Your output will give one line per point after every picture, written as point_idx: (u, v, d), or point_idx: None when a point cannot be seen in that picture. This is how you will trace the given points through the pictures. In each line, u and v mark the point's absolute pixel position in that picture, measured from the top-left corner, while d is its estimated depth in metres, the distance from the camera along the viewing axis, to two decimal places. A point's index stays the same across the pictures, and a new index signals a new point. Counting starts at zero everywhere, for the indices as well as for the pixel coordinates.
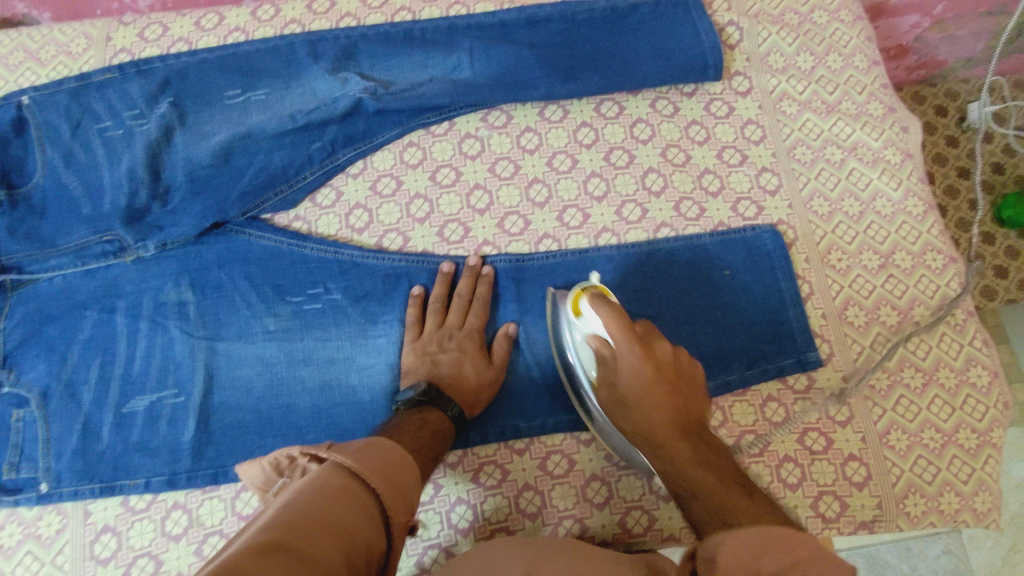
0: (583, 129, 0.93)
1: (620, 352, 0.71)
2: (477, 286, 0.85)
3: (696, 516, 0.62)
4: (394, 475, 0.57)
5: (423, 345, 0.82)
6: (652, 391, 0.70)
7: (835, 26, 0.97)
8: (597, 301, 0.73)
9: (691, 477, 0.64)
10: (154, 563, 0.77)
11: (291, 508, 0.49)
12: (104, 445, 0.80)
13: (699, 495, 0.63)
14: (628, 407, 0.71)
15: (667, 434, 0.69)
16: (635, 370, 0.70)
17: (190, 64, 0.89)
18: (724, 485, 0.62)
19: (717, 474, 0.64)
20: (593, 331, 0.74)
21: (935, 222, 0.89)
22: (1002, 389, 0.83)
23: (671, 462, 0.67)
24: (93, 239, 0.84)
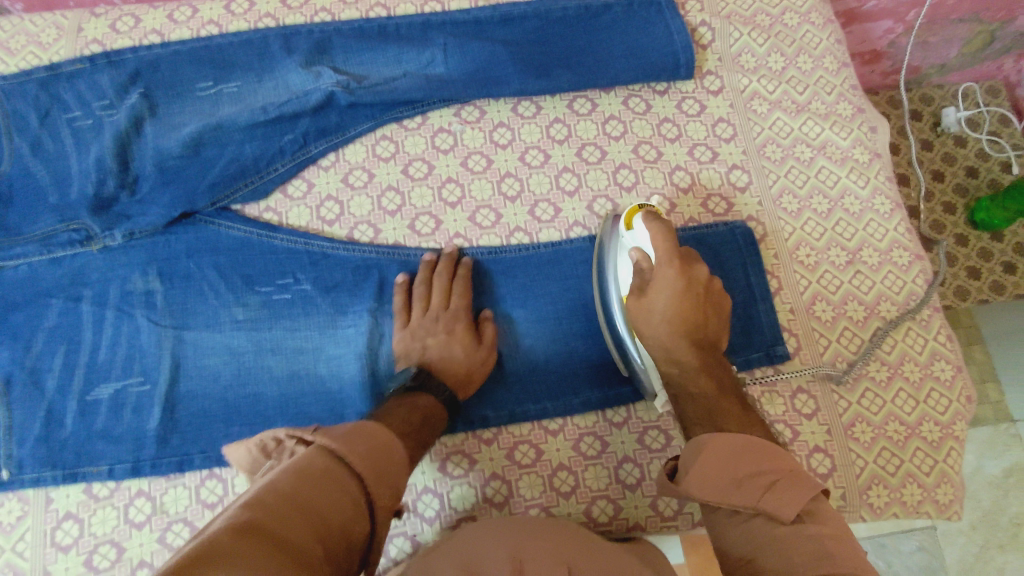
0: (555, 125, 0.94)
1: (662, 266, 0.72)
2: (459, 268, 0.84)
3: (689, 415, 0.69)
4: (380, 461, 0.57)
5: (412, 330, 0.80)
6: (684, 307, 0.71)
7: (805, 29, 0.99)
8: (652, 219, 0.73)
9: (695, 385, 0.70)
10: (115, 552, 0.76)
11: (272, 492, 0.49)
12: (66, 433, 0.79)
13: (694, 400, 0.69)
14: (652, 318, 0.72)
15: (685, 348, 0.71)
16: (672, 285, 0.71)
17: (162, 56, 0.89)
18: (723, 395, 0.68)
19: (719, 384, 0.70)
20: (639, 245, 0.74)
21: (901, 220, 0.91)
22: (965, 383, 0.84)
23: (681, 373, 0.71)
24: (60, 228, 0.83)
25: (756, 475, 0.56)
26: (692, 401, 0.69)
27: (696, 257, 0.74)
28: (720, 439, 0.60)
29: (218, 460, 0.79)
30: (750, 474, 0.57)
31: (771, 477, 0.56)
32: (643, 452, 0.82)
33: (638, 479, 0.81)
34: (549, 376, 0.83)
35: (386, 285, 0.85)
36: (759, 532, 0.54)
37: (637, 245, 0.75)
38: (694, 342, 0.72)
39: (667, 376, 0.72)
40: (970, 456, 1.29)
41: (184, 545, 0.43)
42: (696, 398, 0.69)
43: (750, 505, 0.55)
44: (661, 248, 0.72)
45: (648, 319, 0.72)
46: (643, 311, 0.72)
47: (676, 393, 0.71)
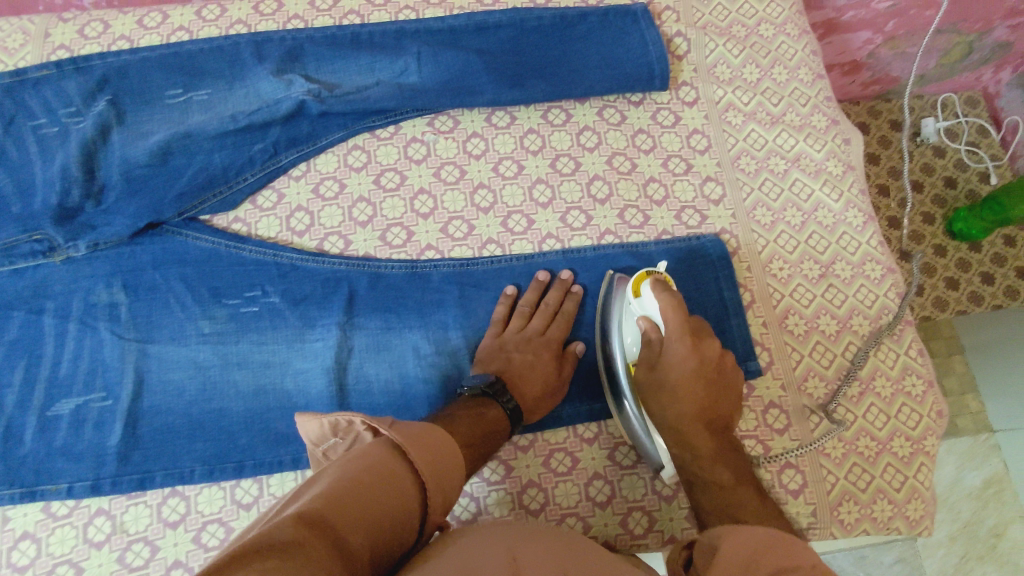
0: (529, 135, 0.93)
1: (673, 342, 0.73)
2: (566, 301, 0.84)
3: (703, 504, 0.69)
4: (442, 474, 0.58)
5: (502, 341, 0.81)
6: (694, 386, 0.72)
7: (780, 40, 0.99)
8: (660, 290, 0.74)
9: (708, 471, 0.70)
10: (74, 572, 0.75)
11: (343, 484, 0.51)
12: (26, 450, 0.77)
13: (709, 489, 0.69)
14: (663, 393, 0.74)
15: (696, 428, 0.72)
16: (682, 362, 0.72)
17: (131, 62, 0.87)
18: (738, 486, 0.68)
19: (735, 474, 0.69)
20: (648, 315, 0.75)
21: (875, 233, 0.91)
22: (936, 398, 0.84)
23: (693, 457, 0.71)
24: (22, 238, 0.81)
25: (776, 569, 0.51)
26: (706, 490, 0.69)
27: (708, 330, 0.75)
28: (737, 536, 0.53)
29: (181, 477, 0.77)
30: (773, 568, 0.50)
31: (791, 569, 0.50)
32: (614, 469, 0.81)
33: (608, 496, 0.80)
34: None
35: (356, 298, 0.84)
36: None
37: (648, 315, 0.75)
38: (707, 422, 0.72)
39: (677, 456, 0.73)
40: (950, 468, 1.30)
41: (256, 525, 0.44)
42: (712, 487, 0.69)
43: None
44: (671, 325, 0.72)
45: (659, 394, 0.74)
46: (655, 385, 0.74)
47: (689, 479, 0.71)
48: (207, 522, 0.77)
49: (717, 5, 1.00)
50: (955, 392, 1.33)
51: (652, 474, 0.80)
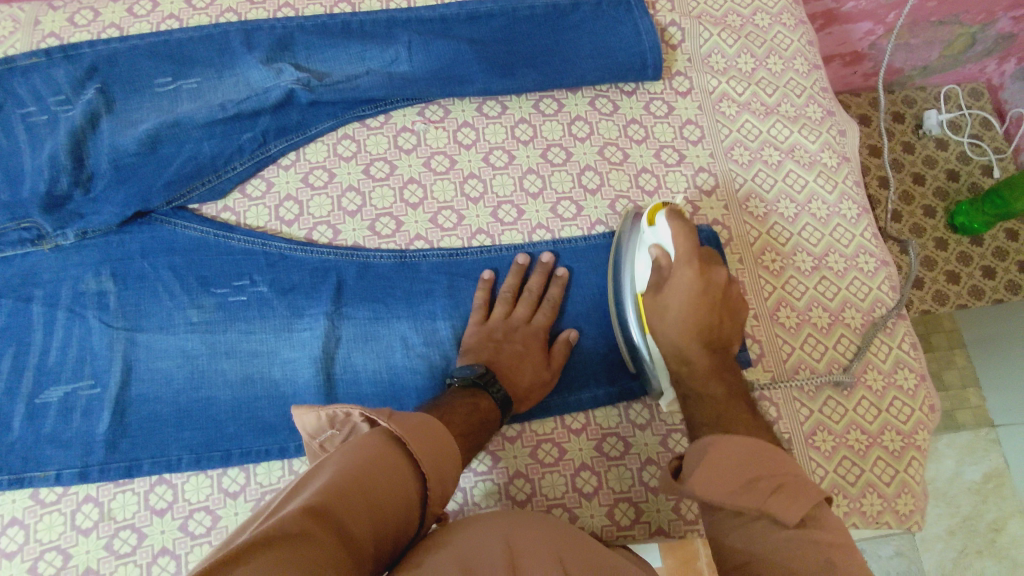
0: (521, 125, 0.93)
1: (679, 265, 0.70)
2: (550, 287, 0.84)
3: (697, 417, 0.66)
4: (441, 463, 0.58)
5: (489, 329, 0.81)
6: (697, 309, 0.69)
7: (776, 30, 0.97)
8: (671, 217, 0.72)
9: (703, 384, 0.68)
10: (62, 558, 0.75)
11: (343, 475, 0.51)
12: (14, 437, 0.78)
13: (702, 399, 0.67)
14: (666, 314, 0.71)
15: (695, 349, 0.69)
16: (687, 285, 0.69)
17: (120, 51, 0.86)
18: (732, 399, 0.66)
19: (728, 388, 0.67)
20: (659, 243, 0.74)
21: (869, 226, 0.90)
22: (928, 392, 0.84)
23: (689, 372, 0.69)
24: (10, 226, 0.82)
25: (762, 479, 0.53)
26: (699, 398, 0.67)
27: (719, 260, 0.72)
28: (725, 443, 0.56)
29: (167, 465, 0.77)
30: (759, 475, 0.53)
31: (777, 480, 0.53)
32: (601, 460, 0.80)
33: (595, 487, 0.79)
34: None
35: (344, 287, 0.83)
36: (762, 537, 0.50)
37: (659, 242, 0.74)
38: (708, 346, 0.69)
39: (674, 372, 0.71)
40: (949, 461, 1.29)
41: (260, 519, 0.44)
42: (701, 397, 0.67)
43: (756, 508, 0.51)
44: (679, 250, 0.70)
45: (662, 315, 0.71)
46: (659, 307, 0.72)
47: (684, 393, 0.69)
48: (193, 510, 0.77)
49: None
50: (955, 386, 1.32)
51: (639, 465, 0.80)
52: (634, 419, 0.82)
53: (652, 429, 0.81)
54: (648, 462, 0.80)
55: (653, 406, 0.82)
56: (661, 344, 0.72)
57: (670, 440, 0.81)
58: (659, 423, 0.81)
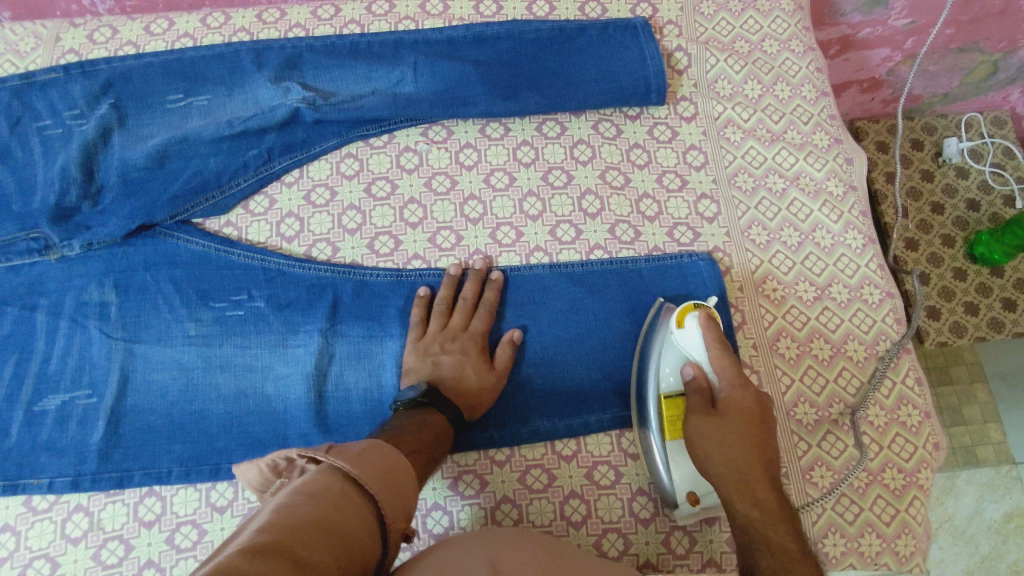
0: (523, 147, 0.93)
1: (729, 382, 0.72)
2: (485, 291, 0.84)
3: (762, 568, 0.60)
4: (390, 480, 0.59)
5: (426, 345, 0.81)
6: (750, 430, 0.70)
7: (784, 56, 0.97)
8: (710, 325, 0.74)
9: (775, 533, 0.62)
10: (50, 566, 0.76)
11: (288, 510, 0.50)
12: (11, 443, 0.79)
13: (773, 552, 0.60)
14: (719, 438, 0.70)
15: (757, 481, 0.67)
16: (742, 406, 0.71)
17: (135, 68, 0.88)
18: (806, 559, 0.59)
19: (800, 539, 0.62)
20: (693, 350, 0.75)
21: (874, 256, 0.88)
22: (933, 429, 0.81)
23: (762, 512, 0.64)
24: (20, 236, 0.84)
25: None
26: (766, 557, 0.60)
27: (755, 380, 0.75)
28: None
29: (158, 477, 0.78)
30: None
31: None
32: (591, 488, 0.79)
33: (583, 516, 0.78)
34: (499, 406, 0.81)
35: (339, 305, 0.84)
36: None
37: (697, 360, 0.75)
38: (768, 472, 0.68)
39: (740, 511, 0.65)
40: (969, 499, 1.23)
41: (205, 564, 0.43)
42: (770, 550, 0.61)
43: None
44: (726, 363, 0.72)
45: (711, 434, 0.70)
46: (710, 428, 0.71)
47: (748, 542, 0.63)
48: (181, 523, 0.77)
49: (721, 20, 0.98)
50: (976, 422, 1.27)
51: (629, 496, 0.79)
52: (626, 448, 0.81)
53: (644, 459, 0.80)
54: (638, 492, 0.79)
55: None
56: (715, 470, 0.69)
57: None
58: None
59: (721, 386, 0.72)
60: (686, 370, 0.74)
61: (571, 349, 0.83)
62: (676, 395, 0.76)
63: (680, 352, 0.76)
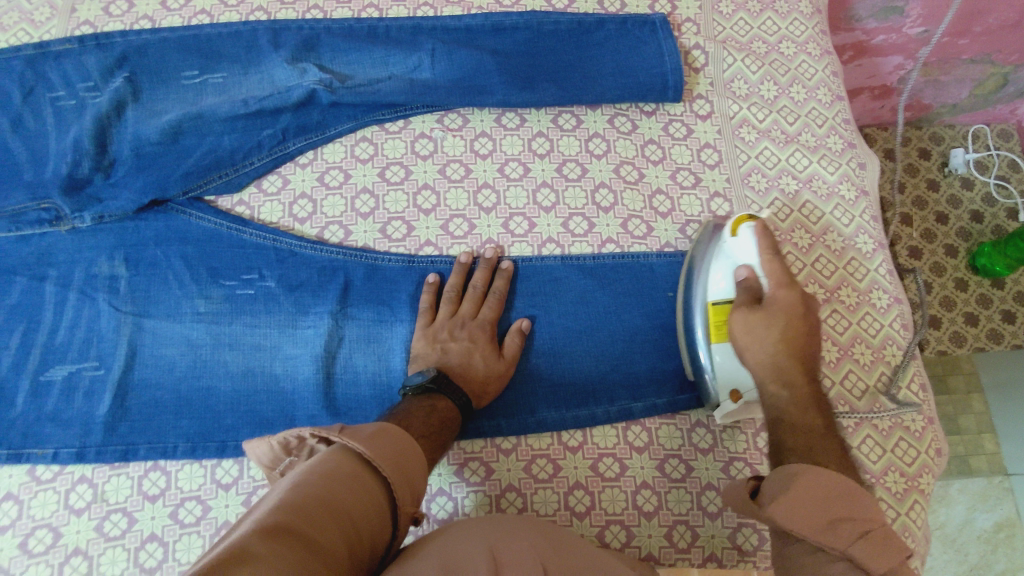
0: (538, 138, 0.93)
1: (777, 284, 0.71)
2: (494, 280, 0.84)
3: (787, 442, 0.62)
4: (402, 462, 0.59)
5: (435, 331, 0.81)
6: (795, 325, 0.68)
7: (801, 59, 0.97)
8: (764, 233, 0.74)
9: (802, 412, 0.64)
10: (52, 536, 0.76)
11: (299, 489, 0.50)
12: (16, 413, 0.79)
13: (797, 429, 0.63)
14: (760, 331, 0.69)
15: (792, 370, 0.67)
16: (789, 303, 0.69)
17: (151, 42, 0.88)
18: (829, 436, 0.62)
19: (826, 419, 0.64)
20: (746, 256, 0.75)
21: (883, 261, 0.88)
22: (936, 435, 0.82)
23: (792, 396, 0.66)
24: (30, 206, 0.83)
25: (849, 522, 0.53)
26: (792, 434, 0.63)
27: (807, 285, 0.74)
28: (812, 473, 0.55)
29: (163, 452, 0.78)
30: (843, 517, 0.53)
31: (864, 528, 0.52)
32: (596, 480, 0.79)
33: (587, 507, 0.78)
34: (507, 395, 0.82)
35: (350, 288, 0.84)
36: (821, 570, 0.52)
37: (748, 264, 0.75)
38: (806, 364, 0.68)
39: (772, 394, 0.67)
40: (960, 507, 1.25)
41: (215, 545, 0.43)
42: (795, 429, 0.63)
43: (839, 551, 0.51)
44: (776, 266, 0.72)
45: (753, 327, 0.69)
46: (754, 321, 0.69)
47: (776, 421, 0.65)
48: (185, 499, 0.77)
49: (739, 21, 0.99)
50: (970, 431, 1.28)
51: (634, 488, 0.79)
52: (632, 441, 0.81)
53: (649, 453, 0.80)
54: (643, 485, 0.79)
55: (652, 428, 0.81)
56: (753, 363, 0.69)
57: (666, 465, 0.80)
58: (657, 447, 0.81)
59: (769, 288, 0.71)
60: (739, 272, 0.74)
61: (581, 341, 0.83)
62: (725, 302, 0.76)
63: (732, 261, 0.77)
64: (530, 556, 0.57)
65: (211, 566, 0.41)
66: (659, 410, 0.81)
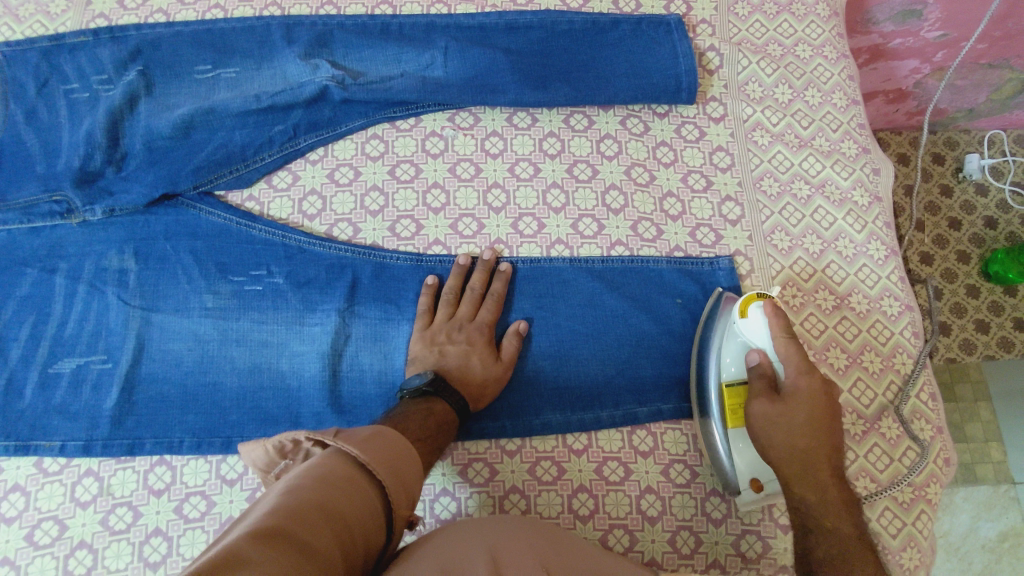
0: (549, 139, 0.92)
1: (795, 371, 0.70)
2: (493, 281, 0.84)
3: (820, 556, 0.61)
4: (397, 465, 0.59)
5: (432, 334, 0.81)
6: (818, 417, 0.68)
7: (817, 62, 0.96)
8: (775, 313, 0.72)
9: (833, 519, 0.63)
10: (58, 528, 0.76)
11: (293, 494, 0.50)
12: (24, 404, 0.80)
13: (829, 538, 0.62)
14: (784, 424, 0.68)
15: (819, 466, 0.66)
16: (810, 395, 0.68)
17: (164, 36, 0.88)
18: (863, 546, 0.61)
19: (859, 528, 0.62)
20: (758, 339, 0.74)
21: (896, 268, 0.87)
22: (944, 445, 0.81)
23: (822, 501, 0.64)
24: (43, 198, 0.84)
25: None
26: (824, 545, 0.62)
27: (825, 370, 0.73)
28: None
29: (170, 447, 0.79)
30: None
31: None
32: (600, 483, 0.79)
33: (591, 510, 0.78)
34: (512, 396, 0.82)
35: (358, 286, 0.84)
36: None
37: (761, 349, 0.74)
38: (831, 461, 0.67)
39: (797, 493, 0.66)
40: (965, 516, 1.23)
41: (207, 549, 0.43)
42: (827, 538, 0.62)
43: None
44: (792, 351, 0.70)
45: (773, 420, 0.69)
46: (774, 413, 0.69)
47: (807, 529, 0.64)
48: (189, 494, 0.78)
49: (755, 22, 0.98)
50: (977, 439, 1.26)
51: (638, 493, 0.79)
52: (637, 446, 0.80)
53: (654, 457, 0.80)
54: (647, 490, 0.79)
55: (657, 433, 0.81)
56: (776, 457, 0.68)
57: (671, 470, 0.80)
58: (662, 452, 0.80)
59: (787, 375, 0.70)
60: (752, 356, 0.74)
61: (587, 345, 0.83)
62: (738, 383, 0.76)
63: (744, 342, 0.75)
64: (532, 556, 0.58)
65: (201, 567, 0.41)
66: (663, 416, 0.81)
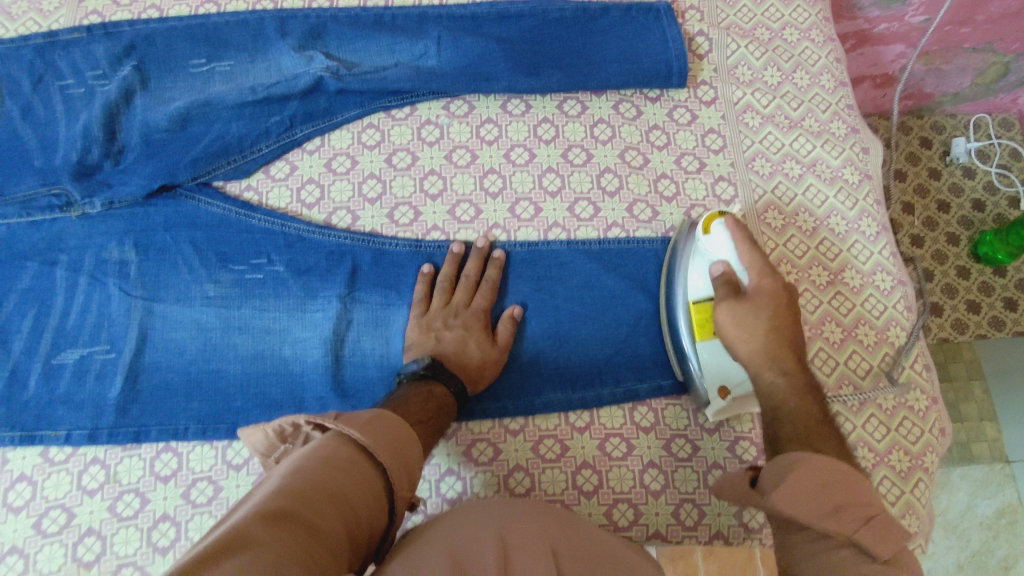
0: (543, 124, 0.94)
1: (758, 273, 0.71)
2: (487, 268, 0.85)
3: (788, 434, 0.62)
4: (399, 450, 0.59)
5: (428, 320, 0.81)
6: (782, 314, 0.69)
7: (804, 45, 0.98)
8: (736, 227, 0.75)
9: (800, 404, 0.64)
10: (66, 516, 0.77)
11: (298, 477, 0.51)
12: (29, 395, 0.80)
13: (795, 418, 0.63)
14: (750, 322, 0.69)
15: (784, 357, 0.67)
16: (773, 293, 0.70)
17: (157, 31, 0.88)
18: (828, 427, 0.62)
19: (823, 409, 0.64)
20: (722, 253, 0.75)
21: (887, 244, 0.89)
22: (940, 415, 0.83)
23: (789, 387, 0.66)
24: (42, 191, 0.84)
25: (847, 510, 0.51)
26: (794, 429, 0.62)
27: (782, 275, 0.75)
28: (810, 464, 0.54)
29: (175, 434, 0.79)
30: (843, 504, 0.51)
31: (866, 513, 0.50)
32: (603, 460, 0.80)
33: (594, 487, 0.79)
34: (512, 376, 0.82)
35: (358, 272, 0.84)
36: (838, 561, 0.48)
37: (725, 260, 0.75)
38: (794, 352, 0.68)
39: (765, 385, 0.67)
40: (962, 494, 1.24)
41: (213, 532, 0.44)
42: (794, 421, 0.63)
43: (842, 535, 0.49)
44: (756, 258, 0.72)
45: (742, 320, 0.69)
46: (741, 314, 0.70)
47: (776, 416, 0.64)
48: (196, 479, 0.78)
49: (742, 7, 0.99)
50: (973, 418, 1.27)
51: (640, 468, 0.80)
52: (639, 422, 0.81)
53: (655, 432, 0.81)
54: (650, 465, 0.80)
55: (658, 409, 0.82)
56: (743, 354, 0.69)
57: (673, 444, 0.81)
58: (664, 427, 0.81)
59: (750, 279, 0.72)
60: (715, 267, 0.74)
61: (586, 325, 0.83)
62: (706, 300, 0.76)
63: (707, 260, 0.77)
64: (541, 538, 0.58)
65: (209, 550, 0.41)
66: (664, 392, 0.82)
